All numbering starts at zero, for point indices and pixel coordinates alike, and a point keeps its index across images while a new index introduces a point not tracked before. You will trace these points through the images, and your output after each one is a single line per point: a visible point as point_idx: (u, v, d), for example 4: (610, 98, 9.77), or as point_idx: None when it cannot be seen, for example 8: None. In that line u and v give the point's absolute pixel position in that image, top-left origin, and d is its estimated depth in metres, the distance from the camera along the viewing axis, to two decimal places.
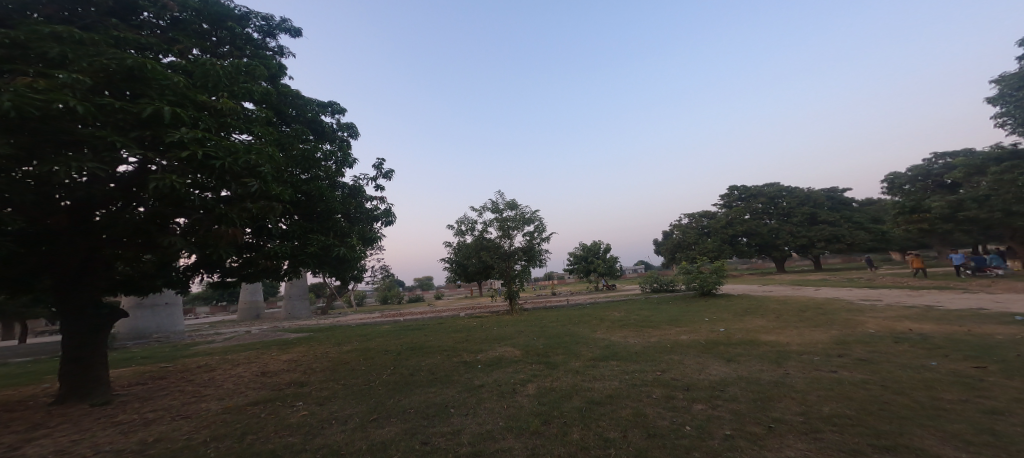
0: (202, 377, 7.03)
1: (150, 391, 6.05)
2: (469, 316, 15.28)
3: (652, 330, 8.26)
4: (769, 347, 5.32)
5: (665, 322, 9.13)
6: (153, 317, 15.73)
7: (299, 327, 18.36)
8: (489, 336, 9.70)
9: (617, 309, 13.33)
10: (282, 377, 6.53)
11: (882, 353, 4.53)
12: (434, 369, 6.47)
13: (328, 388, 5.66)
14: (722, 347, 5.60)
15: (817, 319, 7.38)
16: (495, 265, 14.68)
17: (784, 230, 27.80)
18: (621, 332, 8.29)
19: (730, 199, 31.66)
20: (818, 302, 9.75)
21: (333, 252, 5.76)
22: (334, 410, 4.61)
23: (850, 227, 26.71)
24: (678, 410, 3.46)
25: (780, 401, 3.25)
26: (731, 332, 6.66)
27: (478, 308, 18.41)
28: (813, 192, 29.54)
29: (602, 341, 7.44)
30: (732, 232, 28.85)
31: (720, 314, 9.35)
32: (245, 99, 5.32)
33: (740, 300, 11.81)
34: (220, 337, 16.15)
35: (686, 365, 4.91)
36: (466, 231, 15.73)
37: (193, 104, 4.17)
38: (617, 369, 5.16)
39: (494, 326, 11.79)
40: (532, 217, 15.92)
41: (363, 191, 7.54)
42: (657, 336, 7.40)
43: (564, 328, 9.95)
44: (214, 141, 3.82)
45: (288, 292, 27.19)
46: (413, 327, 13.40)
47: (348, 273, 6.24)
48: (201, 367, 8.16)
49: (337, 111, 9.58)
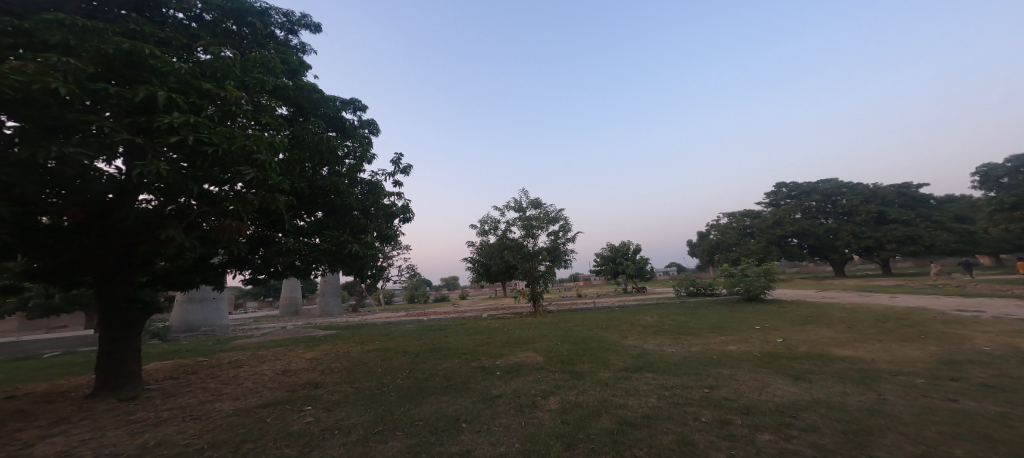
0: (224, 373, 7.02)
1: (173, 387, 6.04)
2: (494, 317, 14.85)
3: (691, 337, 7.35)
4: (847, 363, 4.36)
5: (705, 329, 8.12)
6: (203, 311, 16.65)
7: (330, 324, 18.76)
8: (511, 340, 9.14)
9: (651, 313, 12.32)
10: (299, 378, 6.33)
11: (1014, 379, 3.49)
12: (450, 374, 6.01)
13: (340, 392, 5.34)
14: (783, 361, 4.68)
15: (900, 331, 6.15)
16: (519, 266, 14.13)
17: (844, 230, 25.08)
18: (656, 339, 7.41)
19: (778, 197, 29.23)
20: (896, 311, 8.33)
21: (347, 248, 5.41)
22: (341, 418, 4.25)
23: (928, 227, 23.51)
24: (738, 441, 2.70)
25: (883, 436, 2.43)
26: (791, 343, 5.67)
27: (503, 309, 17.94)
28: (879, 188, 26.49)
29: (635, 349, 6.64)
30: (782, 232, 26.41)
31: (772, 321, 8.22)
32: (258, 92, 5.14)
33: (796, 306, 10.47)
34: (258, 332, 16.80)
35: (739, 381, 4.09)
36: (489, 231, 15.34)
37: (196, 92, 3.94)
38: (654, 384, 4.42)
39: (517, 328, 11.21)
40: (557, 216, 15.25)
41: (381, 187, 7.27)
42: (698, 345, 6.49)
43: (592, 333, 9.17)
44: (210, 126, 3.51)
45: (323, 290, 28.19)
46: (435, 327, 13.14)
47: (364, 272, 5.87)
48: (225, 363, 8.21)
49: (359, 107, 9.49)
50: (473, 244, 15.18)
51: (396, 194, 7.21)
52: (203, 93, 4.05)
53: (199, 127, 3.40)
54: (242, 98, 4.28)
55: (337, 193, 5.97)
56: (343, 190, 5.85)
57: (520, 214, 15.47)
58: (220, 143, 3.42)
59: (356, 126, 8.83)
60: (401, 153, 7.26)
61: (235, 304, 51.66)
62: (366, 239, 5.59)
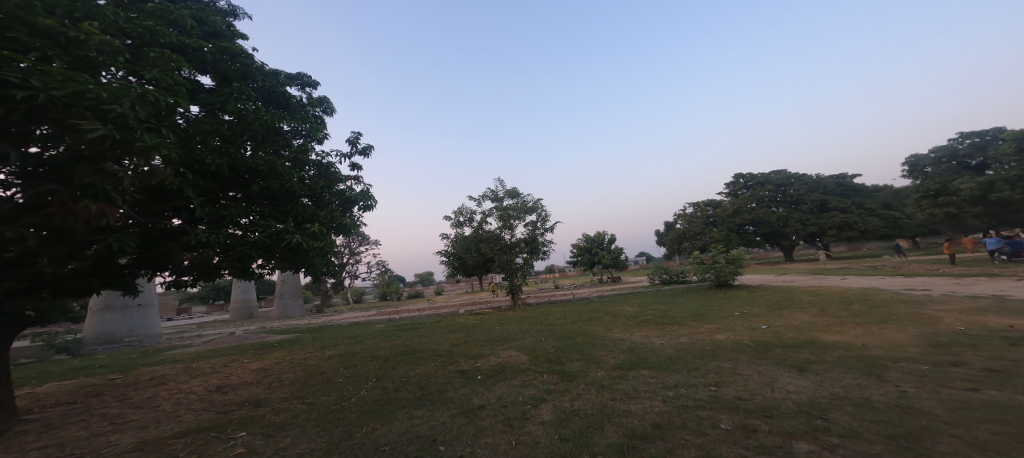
0: (147, 393, 5.88)
1: (73, 416, 4.89)
2: (468, 313, 14.19)
3: (677, 328, 7.18)
4: (843, 351, 4.21)
5: (689, 318, 8.00)
6: (125, 320, 14.52)
7: (286, 328, 17.20)
8: (490, 338, 8.57)
9: (628, 303, 12.26)
10: (239, 395, 5.37)
11: (1013, 362, 3.41)
12: (423, 381, 5.34)
13: (287, 411, 4.49)
14: (779, 351, 4.48)
15: (876, 313, 6.28)
16: (496, 258, 13.54)
17: (793, 218, 26.77)
18: (643, 332, 7.14)
19: (735, 188, 30.77)
20: (859, 292, 8.70)
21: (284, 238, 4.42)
22: (283, 447, 3.45)
23: (863, 213, 25.68)
24: (774, 455, 2.30)
25: (937, 441, 2.12)
26: (779, 331, 5.57)
27: (478, 304, 17.33)
28: (822, 178, 28.57)
29: (624, 344, 6.30)
30: (739, 221, 27.74)
31: (749, 307, 8.27)
32: (148, 45, 4.14)
33: (766, 291, 10.76)
34: (200, 340, 15.03)
35: (744, 376, 3.79)
36: (463, 223, 14.61)
37: (30, 30, 2.97)
38: (654, 385, 4.04)
39: (495, 325, 10.66)
40: (535, 206, 14.81)
41: (334, 170, 6.37)
42: (687, 336, 6.28)
43: (575, 327, 8.81)
44: (32, 66, 2.47)
45: (279, 290, 26.06)
46: (406, 327, 12.26)
47: (311, 266, 4.90)
48: (152, 380, 6.97)
49: (308, 83, 8.35)
50: (447, 237, 14.38)
51: (351, 178, 6.37)
52: (46, 34, 3.09)
53: (10, 65, 2.36)
54: (105, 42, 3.30)
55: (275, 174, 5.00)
56: (280, 171, 4.88)
57: (496, 204, 14.88)
58: (48, 88, 2.38)
59: (305, 104, 7.75)
60: (356, 130, 6.38)
61: (177, 308, 46.96)
62: (310, 227, 4.67)
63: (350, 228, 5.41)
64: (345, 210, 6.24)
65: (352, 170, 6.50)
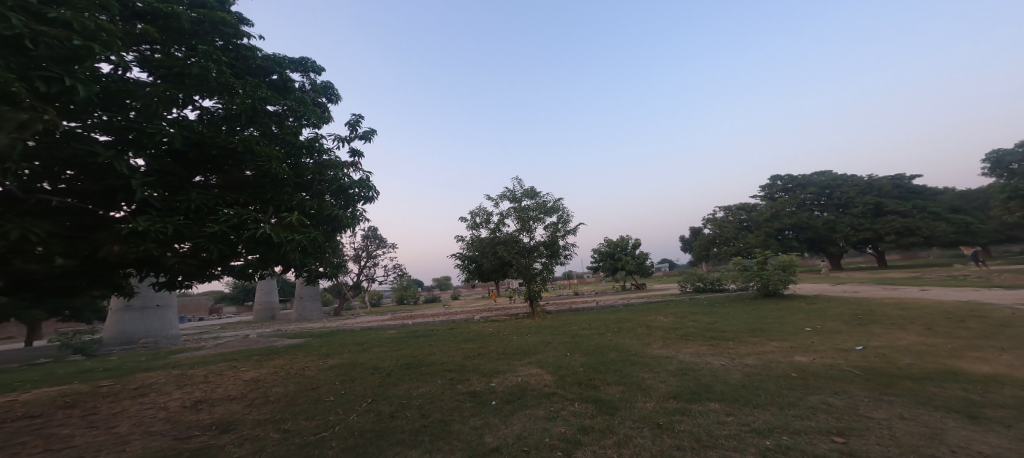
0: (116, 406, 5.15)
1: (20, 434, 4.17)
2: (485, 320, 13.22)
3: (731, 343, 5.94)
4: (1018, 392, 2.93)
5: (744, 332, 6.68)
6: (143, 321, 14.36)
7: (299, 332, 16.74)
8: (506, 350, 7.56)
9: (662, 313, 10.95)
10: (210, 414, 4.51)
11: None
12: (426, 406, 4.35)
13: (254, 442, 3.56)
14: (909, 385, 3.23)
15: (1009, 335, 4.82)
16: (513, 263, 12.56)
17: (842, 222, 24.41)
18: (691, 348, 5.91)
19: (773, 190, 28.65)
20: (958, 306, 7.15)
21: (247, 228, 3.23)
22: None
23: (927, 217, 23.05)
24: None
25: None
26: (884, 355, 4.27)
27: (495, 310, 16.35)
28: (874, 180, 26.06)
29: (672, 364, 5.11)
30: (779, 225, 25.61)
31: (818, 321, 6.90)
32: None
33: (829, 303, 9.25)
34: (214, 342, 14.70)
35: (881, 422, 2.57)
36: (479, 224, 13.74)
37: None
38: (736, 427, 2.86)
39: (513, 334, 9.62)
40: (555, 207, 13.78)
41: (333, 158, 5.50)
42: (751, 355, 5.02)
43: (605, 339, 7.65)
44: None
45: (299, 293, 25.97)
46: (419, 334, 11.38)
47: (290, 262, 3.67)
48: (134, 388, 6.31)
49: (313, 69, 7.72)
50: (462, 239, 13.53)
51: (348, 164, 5.53)
52: None
53: None
54: None
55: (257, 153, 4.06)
56: (259, 150, 3.90)
57: (514, 204, 13.96)
58: None
59: (308, 90, 7.07)
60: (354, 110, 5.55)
61: (208, 308, 48.75)
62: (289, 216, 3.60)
63: (347, 221, 4.39)
64: (342, 203, 5.28)
65: (352, 157, 5.72)
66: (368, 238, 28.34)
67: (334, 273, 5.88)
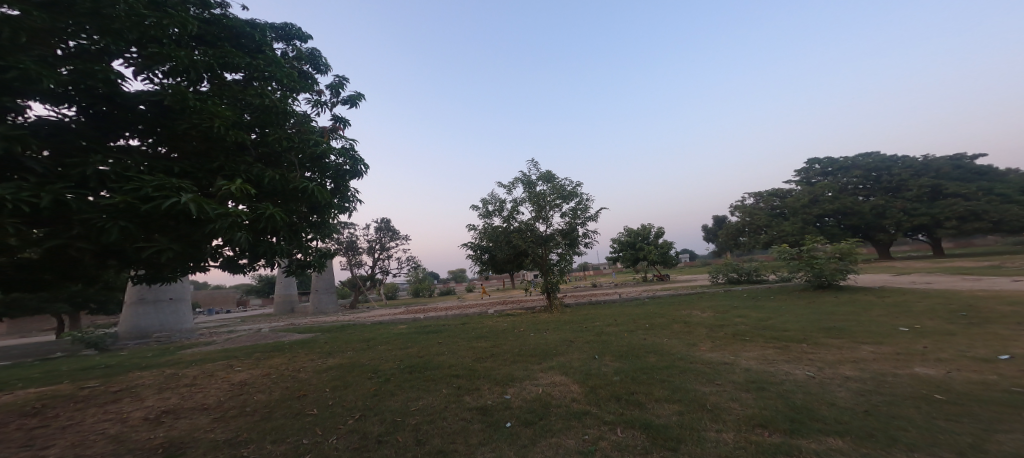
0: (74, 416, 4.44)
1: None
2: (500, 314, 12.34)
3: (804, 346, 4.79)
4: None
5: (815, 332, 5.47)
6: (156, 315, 14.14)
7: (311, 326, 16.30)
8: (524, 350, 6.62)
9: (698, 307, 9.77)
10: (167, 431, 3.72)
11: None
12: (424, 428, 3.42)
13: None
14: None
15: None
16: (529, 252, 11.57)
17: (892, 207, 22.20)
18: (755, 352, 4.79)
19: (809, 174, 26.54)
20: None
21: (153, 196, 2.15)
22: None
23: (992, 200, 20.65)
24: None
25: None
26: None
27: (510, 303, 15.42)
28: (929, 160, 23.59)
29: (738, 373, 4.02)
30: (819, 211, 23.55)
31: (905, 321, 5.64)
32: None
33: (903, 296, 7.87)
34: (225, 337, 14.35)
35: None
36: (492, 213, 12.81)
37: None
38: None
39: (530, 330, 8.64)
40: (574, 192, 12.68)
41: (310, 126, 4.67)
42: (845, 365, 3.88)
43: (637, 338, 6.62)
44: None
45: (315, 286, 25.76)
46: (430, 330, 10.55)
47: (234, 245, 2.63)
48: (114, 390, 5.69)
49: (298, 36, 6.86)
50: (474, 229, 12.63)
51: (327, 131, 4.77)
52: None
53: None
54: None
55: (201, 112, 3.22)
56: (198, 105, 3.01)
57: (528, 190, 12.92)
58: None
59: (291, 57, 6.21)
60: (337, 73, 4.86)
61: (234, 301, 50.16)
62: (227, 185, 2.64)
63: (322, 199, 3.45)
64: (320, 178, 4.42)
65: (335, 125, 4.99)
66: (382, 230, 27.94)
67: (320, 263, 5.02)
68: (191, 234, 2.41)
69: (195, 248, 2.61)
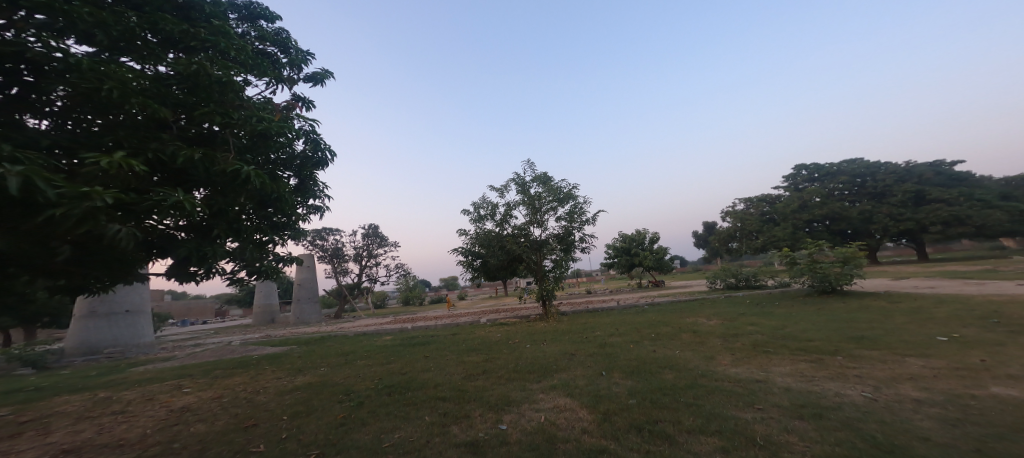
0: None
1: None
2: (491, 323, 11.57)
3: (844, 359, 4.18)
4: None
5: (845, 343, 4.91)
6: (110, 329, 12.85)
7: (286, 338, 15.13)
8: (519, 365, 5.89)
9: (702, 314, 9.21)
10: None
11: None
12: None
13: None
14: None
15: None
16: (524, 258, 10.88)
17: (880, 212, 22.39)
18: (787, 366, 4.17)
19: (797, 180, 26.79)
20: None
21: None
22: None
23: (975, 205, 20.97)
24: None
25: None
26: None
27: (502, 312, 14.62)
28: (913, 166, 23.99)
29: (778, 393, 3.36)
30: (809, 216, 23.60)
31: (941, 330, 5.12)
32: None
33: (922, 302, 7.43)
34: (189, 351, 13.14)
35: None
36: (485, 217, 12.10)
37: None
38: None
39: (525, 342, 7.90)
40: (569, 194, 12.08)
41: (257, 102, 3.90)
42: (904, 384, 3.30)
43: (646, 351, 5.95)
44: None
45: (296, 295, 24.47)
46: (415, 341, 9.69)
47: (105, 243, 1.96)
48: (23, 420, 4.70)
49: (263, 16, 6.08)
50: (465, 234, 11.90)
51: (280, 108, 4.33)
52: None
53: None
54: None
55: (99, 80, 2.57)
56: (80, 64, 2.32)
57: (521, 192, 12.26)
58: None
59: (249, 36, 5.41)
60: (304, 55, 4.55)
61: (213, 311, 47.96)
62: (98, 160, 1.99)
63: (259, 186, 2.77)
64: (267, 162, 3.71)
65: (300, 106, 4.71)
66: (368, 236, 26.86)
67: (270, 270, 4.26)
68: (34, 225, 1.76)
69: (49, 243, 1.94)
